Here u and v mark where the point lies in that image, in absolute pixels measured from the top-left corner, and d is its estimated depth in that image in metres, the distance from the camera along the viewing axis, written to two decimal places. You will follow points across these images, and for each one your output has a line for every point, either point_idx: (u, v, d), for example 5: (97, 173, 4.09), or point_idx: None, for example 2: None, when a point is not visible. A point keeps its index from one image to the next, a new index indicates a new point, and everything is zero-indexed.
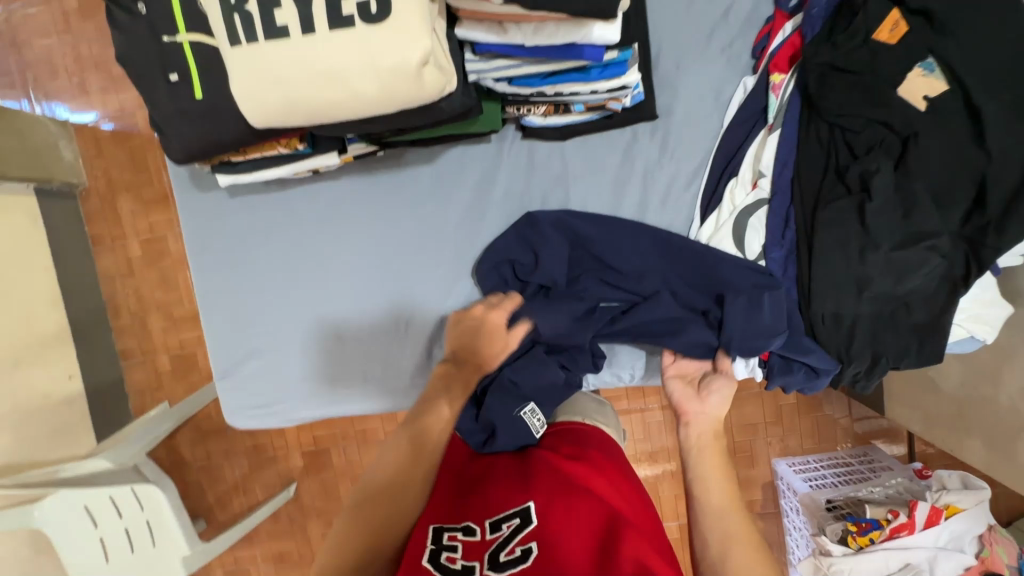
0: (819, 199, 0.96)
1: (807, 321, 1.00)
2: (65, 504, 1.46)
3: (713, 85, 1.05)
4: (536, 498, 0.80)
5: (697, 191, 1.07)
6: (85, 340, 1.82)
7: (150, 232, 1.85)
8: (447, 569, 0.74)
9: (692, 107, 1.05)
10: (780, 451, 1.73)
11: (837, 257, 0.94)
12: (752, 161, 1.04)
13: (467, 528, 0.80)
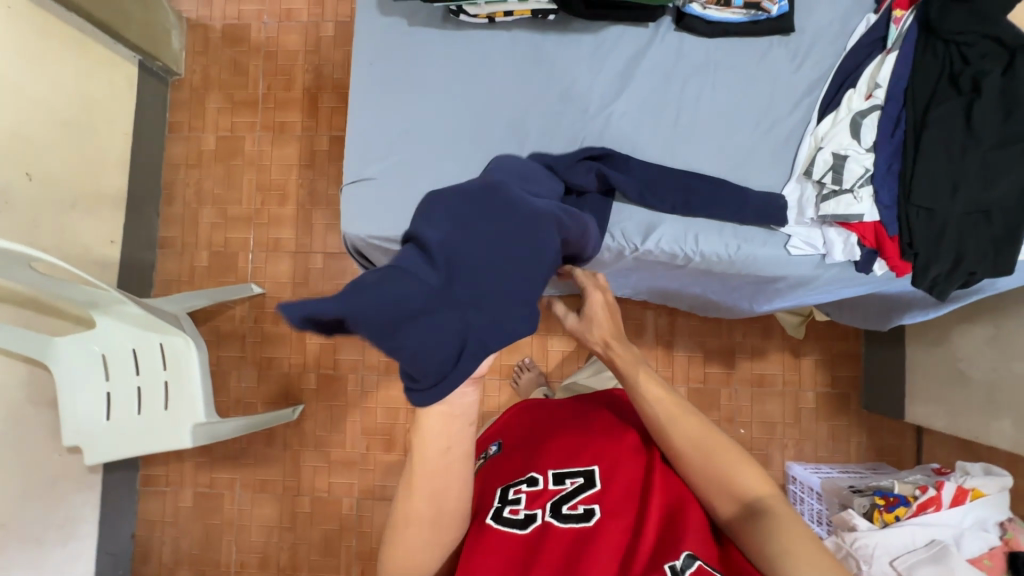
0: (932, 99, 0.89)
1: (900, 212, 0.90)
2: (83, 347, 1.39)
3: (841, 14, 0.98)
4: (599, 463, 0.89)
5: (812, 103, 0.98)
6: (134, 214, 1.81)
7: (229, 130, 1.91)
8: (514, 519, 0.84)
9: (821, 31, 0.98)
10: (794, 456, 1.76)
11: (940, 152, 0.87)
12: (872, 75, 0.93)
13: (530, 479, 0.90)
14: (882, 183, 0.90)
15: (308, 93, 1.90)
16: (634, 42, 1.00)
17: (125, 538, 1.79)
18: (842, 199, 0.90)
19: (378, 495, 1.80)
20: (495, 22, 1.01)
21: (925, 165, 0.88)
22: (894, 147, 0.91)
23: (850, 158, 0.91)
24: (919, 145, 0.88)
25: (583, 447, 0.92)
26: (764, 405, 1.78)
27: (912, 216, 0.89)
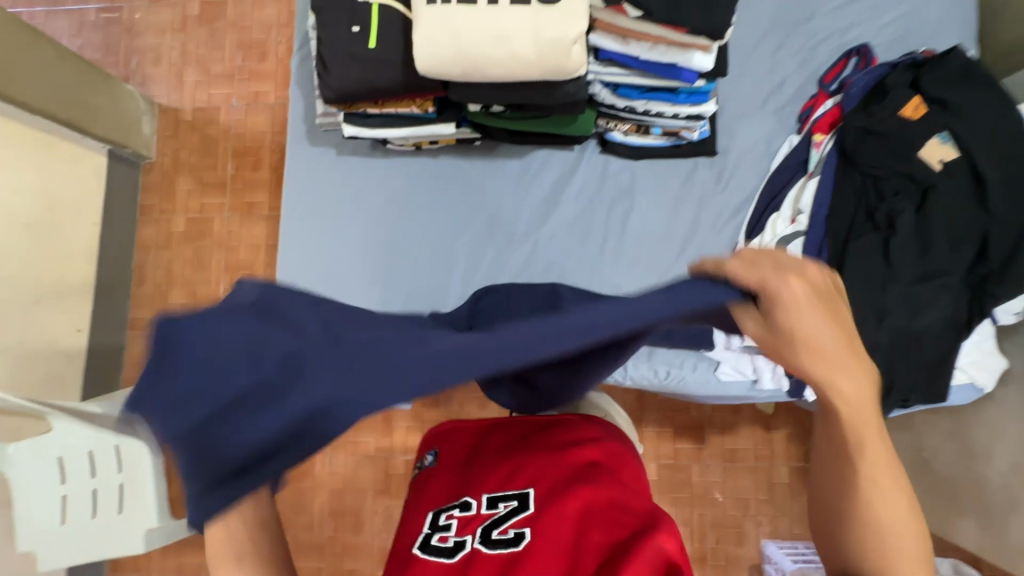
0: (851, 232, 0.96)
1: None
2: (38, 450, 1.35)
3: (763, 137, 1.10)
4: (537, 485, 0.74)
5: (741, 221, 1.06)
6: (104, 299, 1.83)
7: (199, 211, 1.94)
8: (439, 549, 0.70)
9: (744, 157, 1.08)
10: (769, 533, 1.71)
11: (862, 284, 0.92)
12: (792, 201, 1.03)
13: (464, 504, 0.76)
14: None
15: (276, 173, 1.93)
16: (563, 165, 1.08)
17: None
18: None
19: None
20: (423, 148, 1.06)
21: (847, 297, 0.92)
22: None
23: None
24: (841, 275, 0.93)
25: (521, 466, 0.78)
26: (736, 480, 1.74)
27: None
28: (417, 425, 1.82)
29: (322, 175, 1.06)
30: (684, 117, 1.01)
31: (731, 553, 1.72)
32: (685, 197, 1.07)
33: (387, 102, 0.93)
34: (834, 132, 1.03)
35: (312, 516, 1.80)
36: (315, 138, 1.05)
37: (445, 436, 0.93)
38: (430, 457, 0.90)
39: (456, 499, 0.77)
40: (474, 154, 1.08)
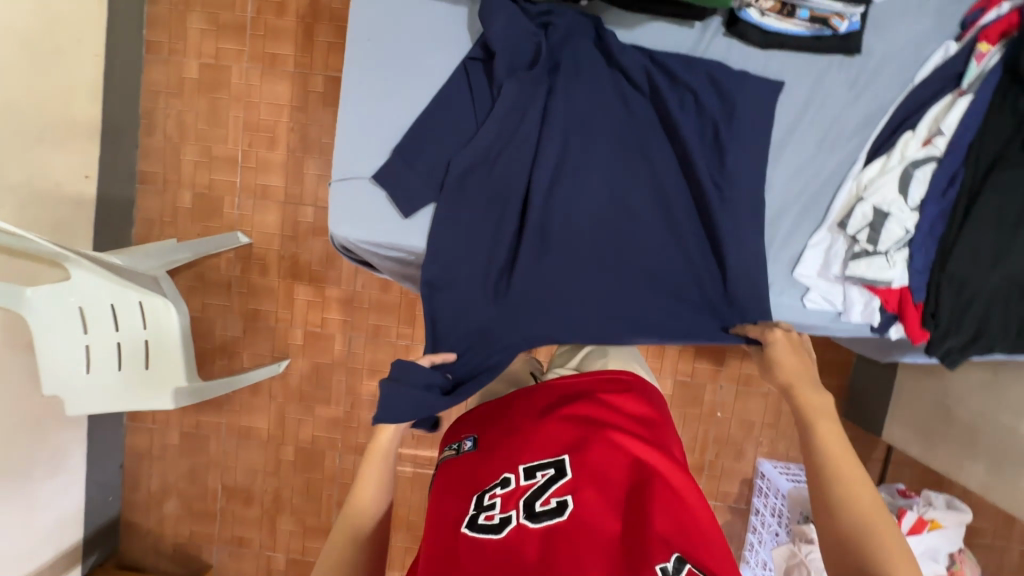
0: (999, 160, 0.79)
1: (931, 284, 0.84)
2: (57, 297, 1.31)
3: (917, 32, 0.84)
4: (570, 450, 0.76)
5: (864, 141, 0.87)
6: (110, 146, 1.67)
7: (214, 58, 1.72)
8: (486, 527, 0.71)
9: (890, 58, 0.86)
10: (766, 453, 1.81)
11: (991, 224, 0.80)
12: (936, 117, 0.83)
13: (501, 479, 0.76)
14: (918, 248, 0.83)
15: (303, 23, 1.70)
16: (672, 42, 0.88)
17: (113, 469, 1.85)
18: (877, 260, 0.82)
19: (360, 452, 1.86)
20: None
21: (970, 236, 0.81)
22: (942, 209, 0.82)
23: (891, 217, 0.82)
24: (971, 212, 0.80)
25: (550, 432, 0.80)
26: (746, 403, 1.79)
27: (943, 286, 0.83)
28: None
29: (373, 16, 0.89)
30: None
31: (727, 466, 1.83)
32: (808, 102, 0.87)
33: None
34: (1004, 41, 0.80)
35: (330, 390, 1.83)
36: None
37: (480, 421, 0.91)
38: (466, 442, 0.87)
39: (494, 477, 0.77)
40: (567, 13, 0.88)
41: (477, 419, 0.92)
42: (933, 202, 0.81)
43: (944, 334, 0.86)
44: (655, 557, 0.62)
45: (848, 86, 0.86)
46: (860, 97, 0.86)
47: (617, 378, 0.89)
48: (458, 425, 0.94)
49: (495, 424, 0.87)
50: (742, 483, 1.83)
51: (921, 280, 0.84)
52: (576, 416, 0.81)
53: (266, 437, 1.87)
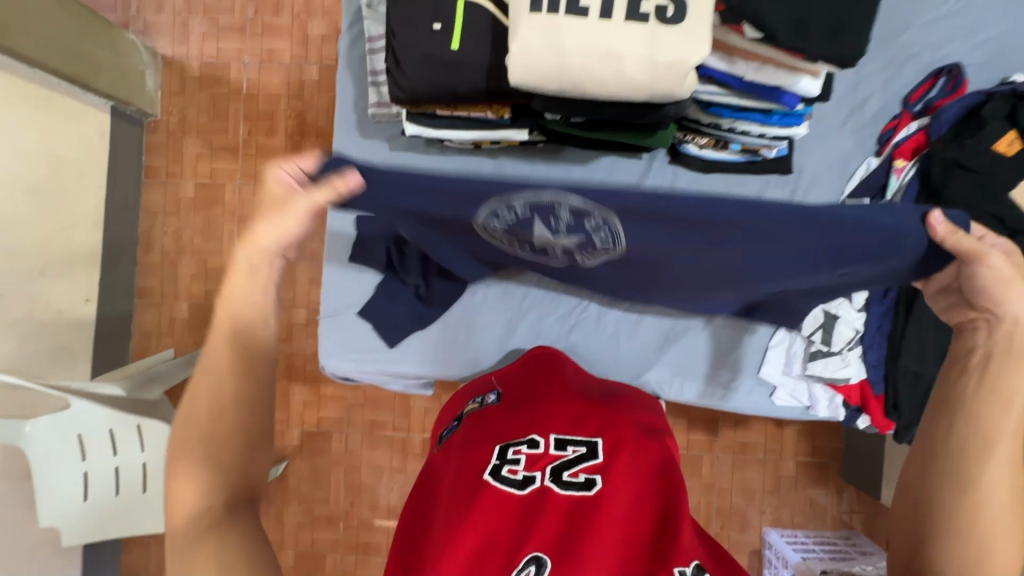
0: None
1: (890, 374, 1.09)
2: (56, 429, 1.32)
3: (841, 159, 1.21)
4: (605, 435, 0.77)
5: None
6: (111, 266, 1.76)
7: (209, 177, 1.84)
8: (509, 479, 0.72)
9: (819, 176, 1.21)
10: (771, 521, 1.79)
11: (931, 325, 1.05)
12: None
13: (531, 440, 0.78)
14: (870, 343, 1.09)
15: (292, 141, 1.83)
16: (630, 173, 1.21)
17: None
18: (832, 358, 1.09)
19: (361, 551, 1.83)
20: (479, 148, 1.18)
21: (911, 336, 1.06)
22: (886, 306, 1.08)
23: (840, 319, 1.09)
24: (910, 311, 1.06)
25: (588, 415, 0.82)
26: (744, 471, 1.80)
27: (899, 379, 1.08)
28: (436, 406, 1.83)
29: None
30: (768, 137, 1.09)
31: (733, 538, 1.80)
32: None
33: (458, 104, 0.98)
34: (916, 158, 1.16)
35: (328, 490, 1.83)
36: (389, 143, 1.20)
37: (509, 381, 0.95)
38: (492, 398, 0.91)
39: (523, 435, 0.80)
40: (538, 157, 1.20)
41: (505, 382, 0.95)
42: (878, 302, 1.08)
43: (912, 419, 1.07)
44: (675, 560, 0.61)
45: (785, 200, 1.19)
46: None
47: (647, 396, 0.95)
48: (480, 386, 0.97)
49: (533, 389, 0.91)
50: (751, 556, 1.79)
51: (877, 372, 1.10)
52: (614, 412, 0.83)
53: None
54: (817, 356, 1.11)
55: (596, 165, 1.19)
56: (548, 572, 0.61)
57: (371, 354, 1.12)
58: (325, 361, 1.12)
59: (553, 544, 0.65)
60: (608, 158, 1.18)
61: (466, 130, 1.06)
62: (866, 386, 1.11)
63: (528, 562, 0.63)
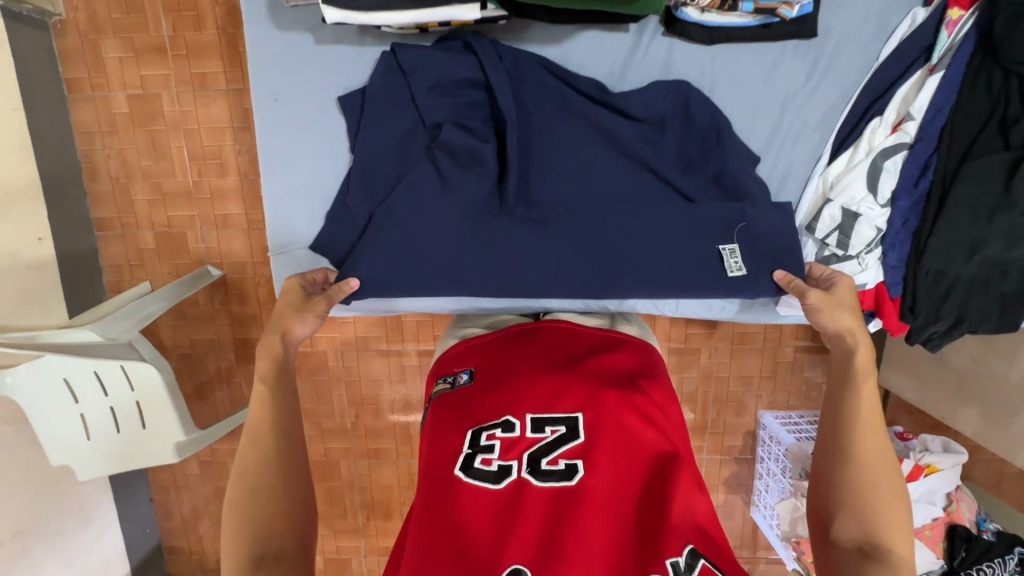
0: (970, 152, 0.94)
1: (909, 273, 1.01)
2: (41, 375, 1.30)
3: (879, 14, 1.00)
4: (585, 410, 0.74)
5: (832, 129, 1.04)
6: (56, 199, 1.61)
7: (141, 87, 1.61)
8: (485, 473, 0.70)
9: (848, 38, 1.01)
10: (766, 405, 1.83)
11: (963, 214, 0.93)
12: (901, 103, 1.00)
13: (506, 422, 0.74)
14: (892, 243, 1.02)
15: (225, 34, 1.57)
16: (618, 50, 1.01)
17: (143, 504, 1.91)
18: (848, 263, 1.02)
19: (373, 456, 1.92)
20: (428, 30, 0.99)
21: (940, 232, 0.96)
22: (915, 198, 0.99)
23: (862, 218, 1.00)
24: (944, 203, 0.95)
25: (568, 385, 0.77)
26: (742, 360, 1.79)
27: (919, 278, 1.01)
28: (428, 319, 1.79)
29: (286, 73, 1.00)
30: None
31: (728, 422, 1.85)
32: (771, 95, 1.03)
33: None
34: (974, 9, 0.94)
35: (332, 405, 1.87)
36: (314, 37, 1.00)
37: (480, 347, 0.89)
38: (464, 377, 0.84)
39: (497, 416, 0.75)
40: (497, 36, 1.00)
41: (478, 351, 0.89)
42: (905, 193, 0.99)
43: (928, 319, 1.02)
44: (666, 552, 0.62)
45: (805, 74, 1.02)
46: (820, 82, 1.03)
47: (631, 343, 0.89)
48: (454, 353, 0.90)
49: (507, 356, 0.85)
50: (746, 436, 1.86)
51: (895, 274, 1.04)
52: (595, 376, 0.79)
53: None
54: (830, 261, 1.05)
55: (574, 44, 1.00)
56: None
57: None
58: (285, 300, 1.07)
59: (535, 553, 0.63)
60: (590, 32, 0.99)
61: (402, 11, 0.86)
62: (882, 289, 1.05)
63: None
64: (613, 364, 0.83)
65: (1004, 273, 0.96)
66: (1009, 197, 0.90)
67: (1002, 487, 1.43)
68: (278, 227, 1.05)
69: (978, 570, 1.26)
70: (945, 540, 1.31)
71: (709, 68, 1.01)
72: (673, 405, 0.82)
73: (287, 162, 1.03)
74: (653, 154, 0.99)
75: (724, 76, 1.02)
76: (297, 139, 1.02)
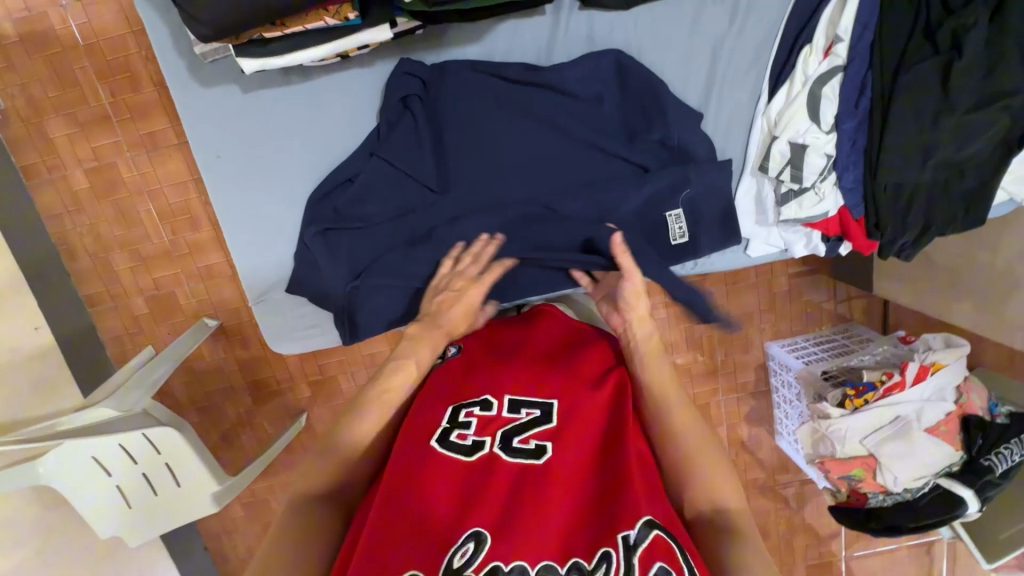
0: (903, 61, 0.94)
1: (869, 191, 1.01)
2: (70, 459, 1.33)
3: None
4: (560, 399, 0.77)
5: (765, 66, 1.05)
6: (41, 285, 1.62)
7: (95, 159, 1.61)
8: (459, 445, 0.72)
9: None
10: (772, 336, 1.85)
11: (910, 124, 0.94)
12: (828, 27, 0.99)
13: (484, 402, 0.78)
14: (845, 166, 1.02)
15: (164, 89, 1.56)
16: (538, 33, 1.00)
17: (199, 553, 1.98)
18: (806, 196, 1.03)
19: None
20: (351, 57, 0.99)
21: (890, 145, 0.96)
22: (859, 118, 0.99)
23: (810, 148, 1.01)
24: (886, 118, 0.95)
25: (546, 376, 0.80)
26: (739, 297, 1.81)
27: (878, 196, 1.01)
28: None
29: (226, 122, 1.01)
30: None
31: (738, 360, 1.88)
32: (699, 45, 1.02)
33: (288, 21, 0.80)
34: None
35: None
36: (241, 86, 1.00)
37: (472, 336, 0.92)
38: (454, 351, 0.89)
39: (475, 396, 0.79)
40: (420, 47, 1.00)
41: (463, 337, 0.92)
42: (848, 116, 0.99)
43: (892, 234, 1.03)
44: (620, 525, 0.63)
45: (728, 17, 1.01)
46: (745, 21, 1.02)
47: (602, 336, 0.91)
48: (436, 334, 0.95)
49: (492, 344, 0.90)
50: (757, 370, 1.89)
51: (854, 196, 1.04)
52: (566, 368, 0.82)
53: None
54: (789, 197, 1.05)
55: (495, 40, 1.00)
56: (486, 549, 0.62)
57: (318, 327, 1.10)
58: (276, 345, 1.10)
59: (497, 516, 0.65)
60: (506, 25, 0.99)
61: (317, 46, 0.87)
62: (845, 213, 1.06)
63: (468, 538, 0.63)
64: (592, 355, 0.85)
65: (961, 172, 0.99)
66: (948, 99, 0.91)
67: (1014, 365, 1.45)
68: (252, 278, 1.07)
69: (997, 454, 1.31)
70: (962, 432, 1.35)
71: (632, 32, 1.01)
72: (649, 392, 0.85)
73: (244, 215, 1.04)
74: (594, 127, 0.99)
75: (648, 38, 1.01)
76: (251, 185, 1.03)
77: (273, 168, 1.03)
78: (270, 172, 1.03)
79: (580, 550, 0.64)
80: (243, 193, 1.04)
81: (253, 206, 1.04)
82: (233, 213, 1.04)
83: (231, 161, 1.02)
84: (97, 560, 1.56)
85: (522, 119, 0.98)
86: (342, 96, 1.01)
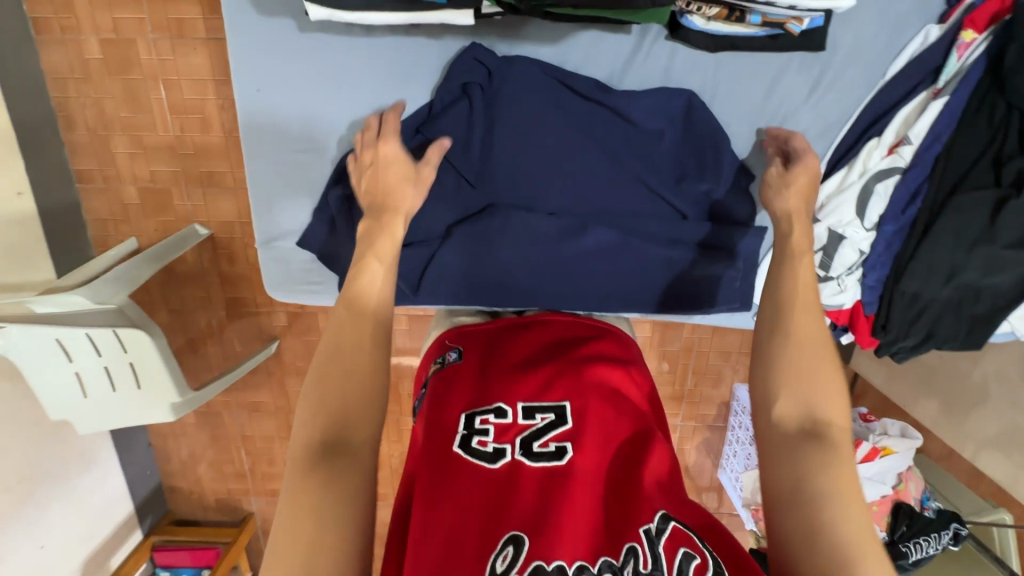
0: (961, 182, 0.96)
1: (888, 291, 1.06)
2: (33, 337, 1.31)
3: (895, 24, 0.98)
4: (572, 399, 0.79)
5: (831, 145, 1.05)
6: (34, 150, 1.55)
7: (114, 32, 1.51)
8: (480, 453, 0.74)
9: (857, 53, 0.99)
10: (743, 378, 1.90)
11: (946, 243, 0.97)
12: (901, 125, 1.00)
13: (499, 409, 0.79)
14: (872, 265, 1.06)
15: None
16: (615, 52, 0.99)
17: (142, 447, 2.00)
18: (828, 284, 1.07)
19: None
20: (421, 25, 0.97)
21: (922, 256, 1.00)
22: (901, 224, 1.03)
23: (846, 240, 1.04)
24: (927, 232, 0.99)
25: (554, 378, 0.82)
26: (724, 335, 1.84)
27: (895, 298, 1.05)
28: None
29: (275, 57, 0.97)
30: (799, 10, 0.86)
31: (704, 393, 1.93)
32: (770, 105, 1.02)
33: None
34: (988, 32, 0.94)
35: None
36: (299, 24, 0.96)
37: (476, 339, 0.92)
38: (454, 356, 0.89)
39: (488, 404, 0.80)
40: (494, 36, 0.98)
41: (476, 338, 0.93)
42: (891, 219, 1.02)
43: (900, 336, 1.07)
44: (641, 520, 0.65)
45: (807, 86, 1.01)
46: (825, 95, 1.02)
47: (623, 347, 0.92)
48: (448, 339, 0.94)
49: (508, 344, 0.90)
50: (719, 406, 1.95)
51: (873, 292, 1.08)
52: (577, 367, 0.83)
53: (274, 409, 1.99)
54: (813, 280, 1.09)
55: (572, 47, 0.98)
56: (525, 551, 0.63)
57: (314, 278, 1.10)
58: (272, 289, 1.10)
59: (529, 520, 0.66)
60: (588, 35, 0.97)
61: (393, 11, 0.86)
62: (858, 306, 1.11)
63: (506, 543, 0.64)
64: (602, 357, 0.87)
65: (976, 296, 1.01)
66: (992, 230, 0.94)
67: (954, 464, 1.54)
68: (263, 219, 1.06)
69: (915, 542, 1.38)
70: (890, 515, 1.45)
71: (711, 78, 1.00)
72: (648, 392, 0.87)
73: (273, 156, 1.03)
74: (648, 160, 0.99)
75: (726, 86, 1.01)
76: (287, 125, 1.00)
77: (313, 114, 1.00)
78: (310, 119, 1.01)
79: (605, 545, 0.65)
80: (278, 129, 1.00)
81: (286, 148, 1.02)
82: (260, 149, 1.02)
83: (272, 97, 0.99)
84: (43, 437, 1.56)
85: (582, 137, 0.97)
86: (402, 61, 0.98)
